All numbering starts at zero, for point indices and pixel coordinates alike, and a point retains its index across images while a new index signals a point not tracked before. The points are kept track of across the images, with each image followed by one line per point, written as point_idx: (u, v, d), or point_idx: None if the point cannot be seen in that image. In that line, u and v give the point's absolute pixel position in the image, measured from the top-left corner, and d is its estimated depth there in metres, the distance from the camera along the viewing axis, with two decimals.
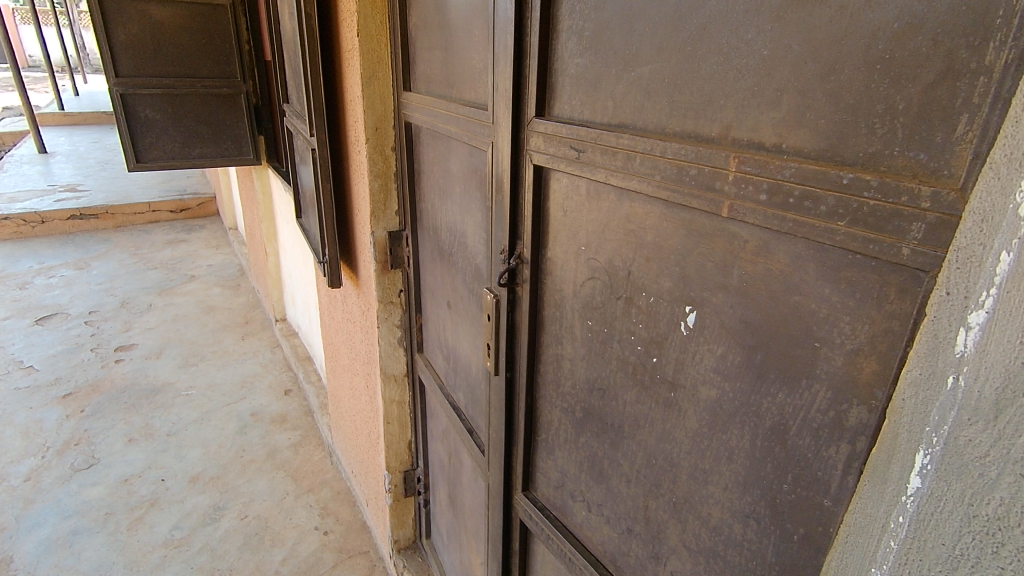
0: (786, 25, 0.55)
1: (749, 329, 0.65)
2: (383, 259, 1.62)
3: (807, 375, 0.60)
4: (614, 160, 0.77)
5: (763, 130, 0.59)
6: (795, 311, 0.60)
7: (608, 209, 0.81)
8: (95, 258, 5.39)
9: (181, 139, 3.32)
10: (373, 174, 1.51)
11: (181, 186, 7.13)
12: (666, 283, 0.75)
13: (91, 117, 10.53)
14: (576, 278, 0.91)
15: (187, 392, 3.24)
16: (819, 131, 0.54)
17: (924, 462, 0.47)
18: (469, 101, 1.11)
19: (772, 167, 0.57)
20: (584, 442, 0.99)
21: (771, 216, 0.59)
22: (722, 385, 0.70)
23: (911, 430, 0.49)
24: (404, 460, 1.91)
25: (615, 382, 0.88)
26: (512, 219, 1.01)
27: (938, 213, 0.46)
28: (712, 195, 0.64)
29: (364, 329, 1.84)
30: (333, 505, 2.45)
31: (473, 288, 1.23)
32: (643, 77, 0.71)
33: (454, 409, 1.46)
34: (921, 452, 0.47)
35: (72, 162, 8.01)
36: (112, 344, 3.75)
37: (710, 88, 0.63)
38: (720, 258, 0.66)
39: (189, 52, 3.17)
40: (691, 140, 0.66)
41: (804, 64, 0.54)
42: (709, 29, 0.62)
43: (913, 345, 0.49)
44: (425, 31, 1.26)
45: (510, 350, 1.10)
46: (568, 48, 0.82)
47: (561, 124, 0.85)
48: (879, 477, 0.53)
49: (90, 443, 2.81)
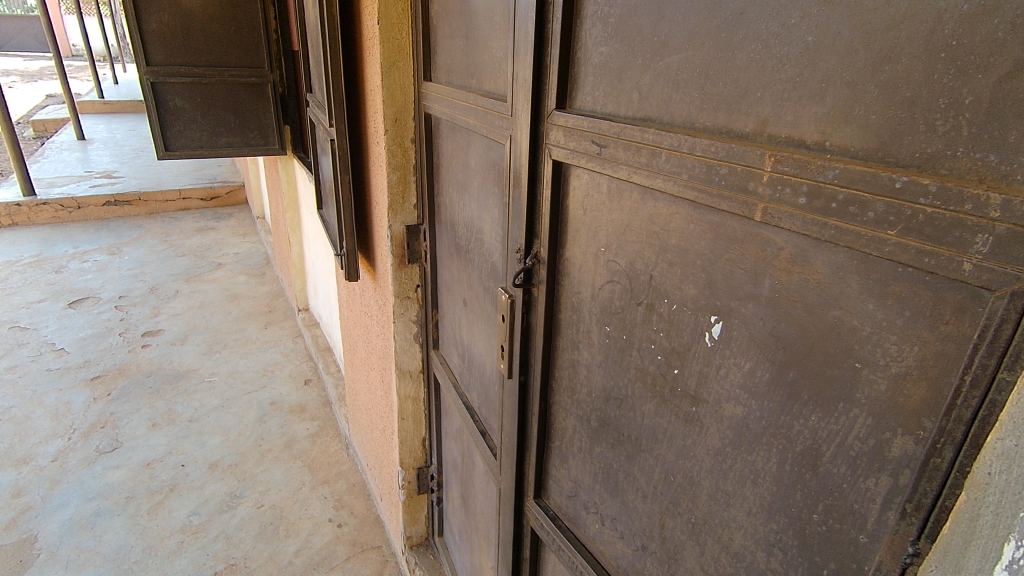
0: (835, 9, 0.49)
1: (781, 345, 0.60)
2: (400, 254, 1.59)
3: (844, 399, 0.55)
4: (637, 156, 0.71)
5: (805, 127, 0.53)
6: (834, 327, 0.54)
7: (630, 209, 0.76)
8: (127, 243, 5.51)
9: (209, 128, 3.34)
10: (391, 167, 1.48)
11: (212, 175, 7.25)
12: (691, 290, 0.70)
13: (130, 105, 10.79)
14: (594, 281, 0.86)
15: (209, 378, 3.29)
16: (869, 128, 0.48)
17: (1015, 556, 0.43)
18: (489, 92, 1.07)
19: (812, 167, 0.52)
20: (599, 453, 0.94)
21: (809, 222, 0.53)
22: (749, 402, 0.65)
23: (998, 513, 0.44)
24: (418, 457, 1.89)
25: (633, 393, 0.83)
26: (529, 216, 0.96)
27: (1010, 224, 0.40)
28: (744, 197, 0.58)
29: (380, 323, 1.82)
30: (347, 498, 2.44)
31: (489, 287, 1.18)
32: (672, 68, 0.66)
33: (468, 409, 1.43)
34: (1012, 543, 0.43)
35: (109, 149, 8.22)
36: (140, 329, 3.82)
37: (746, 80, 0.58)
38: (751, 266, 0.61)
39: (217, 41, 3.19)
40: (723, 136, 0.61)
41: (854, 53, 0.48)
42: (748, 14, 0.56)
43: (988, 389, 0.43)
44: (447, 19, 1.21)
45: (525, 352, 1.06)
46: (593, 36, 0.77)
47: (582, 117, 0.80)
48: (951, 564, 0.48)
49: (115, 427, 2.87)
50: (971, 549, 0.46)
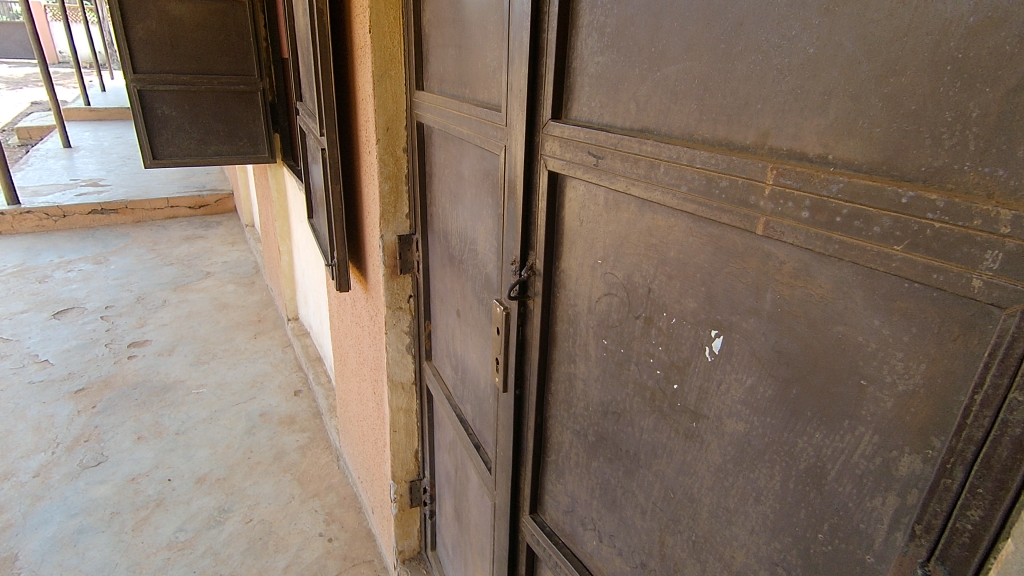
0: (837, 20, 0.48)
1: (783, 360, 0.59)
2: (392, 264, 1.57)
3: (849, 416, 0.54)
4: (635, 168, 0.70)
5: (806, 139, 0.52)
6: (838, 343, 0.53)
7: (627, 221, 0.75)
8: (113, 252, 5.44)
9: (198, 136, 3.30)
10: (383, 176, 1.46)
11: (200, 183, 7.19)
12: (690, 303, 0.68)
13: (118, 113, 10.71)
14: (591, 293, 0.85)
15: (197, 390, 3.24)
16: (873, 141, 0.47)
17: None
18: (482, 102, 1.05)
19: (816, 181, 0.50)
20: (596, 468, 0.92)
21: (813, 236, 0.52)
22: (751, 419, 0.64)
23: None
24: (410, 469, 1.86)
25: (631, 407, 0.82)
26: (524, 227, 0.94)
27: (1021, 240, 0.39)
28: (745, 210, 0.57)
29: (372, 334, 1.79)
30: (338, 511, 2.41)
31: (483, 299, 1.17)
32: (670, 78, 0.65)
33: (462, 422, 1.41)
34: None
35: (96, 157, 8.14)
36: (126, 340, 3.76)
37: (746, 91, 0.57)
38: (753, 280, 0.60)
39: (206, 49, 3.16)
40: (723, 148, 0.59)
41: (857, 65, 0.47)
42: (747, 24, 0.55)
43: (1003, 411, 0.42)
44: (440, 27, 1.20)
45: (520, 364, 1.04)
46: (588, 46, 0.76)
47: (578, 127, 0.78)
48: None
49: (99, 440, 2.81)
50: (982, 573, 0.45)
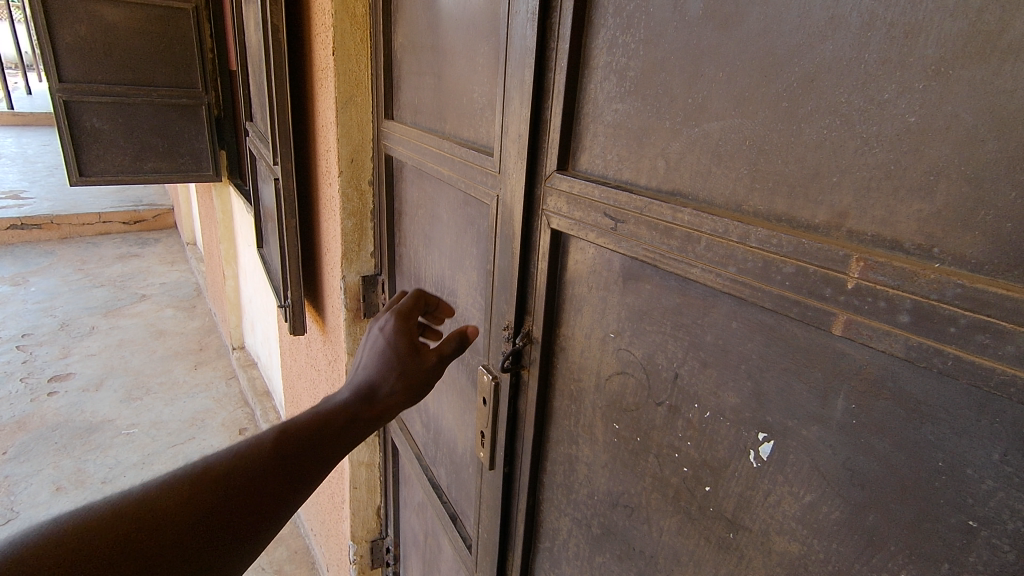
0: (949, 85, 0.39)
1: (857, 481, 0.49)
2: (355, 306, 1.42)
3: (951, 560, 0.43)
4: (666, 239, 0.59)
5: (902, 225, 0.42)
6: (938, 470, 0.43)
7: (649, 294, 0.65)
8: (35, 272, 4.98)
9: (133, 151, 3.03)
10: (346, 212, 1.32)
11: (138, 197, 6.75)
12: (731, 398, 0.58)
13: (45, 118, 9.96)
14: (601, 369, 0.73)
15: (128, 430, 2.93)
16: (1001, 237, 0.37)
17: None
18: (468, 141, 0.94)
19: (920, 280, 0.41)
20: (601, 564, 0.80)
21: (916, 346, 0.41)
22: (809, 541, 0.53)
23: None
24: (371, 528, 1.69)
25: (648, 504, 0.70)
26: (520, 287, 0.83)
27: None
28: (818, 304, 0.47)
29: (329, 379, 1.62)
30: (288, 568, 2.18)
31: (464, 358, 1.04)
32: (711, 136, 0.55)
33: (434, 487, 1.26)
34: None
35: (18, 167, 7.53)
36: (46, 373, 3.40)
37: (818, 159, 0.47)
38: (818, 381, 0.50)
39: (144, 57, 2.91)
40: (785, 227, 0.49)
41: (980, 142, 0.38)
42: (820, 81, 0.46)
43: None
44: (413, 51, 1.08)
45: (510, 440, 0.92)
46: (604, 90, 0.66)
47: (592, 183, 0.68)
48: None
49: (9, 494, 2.49)
50: None
